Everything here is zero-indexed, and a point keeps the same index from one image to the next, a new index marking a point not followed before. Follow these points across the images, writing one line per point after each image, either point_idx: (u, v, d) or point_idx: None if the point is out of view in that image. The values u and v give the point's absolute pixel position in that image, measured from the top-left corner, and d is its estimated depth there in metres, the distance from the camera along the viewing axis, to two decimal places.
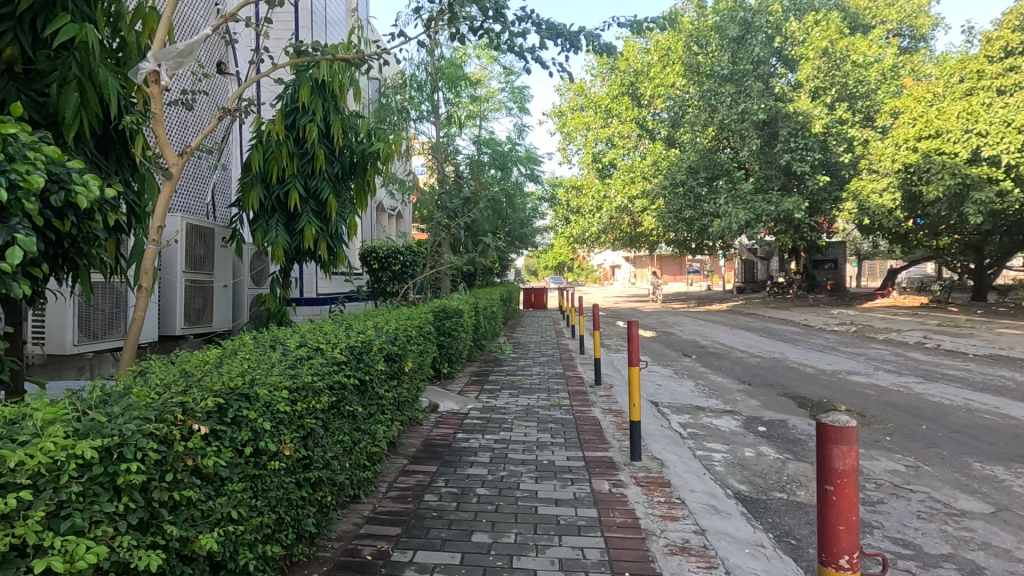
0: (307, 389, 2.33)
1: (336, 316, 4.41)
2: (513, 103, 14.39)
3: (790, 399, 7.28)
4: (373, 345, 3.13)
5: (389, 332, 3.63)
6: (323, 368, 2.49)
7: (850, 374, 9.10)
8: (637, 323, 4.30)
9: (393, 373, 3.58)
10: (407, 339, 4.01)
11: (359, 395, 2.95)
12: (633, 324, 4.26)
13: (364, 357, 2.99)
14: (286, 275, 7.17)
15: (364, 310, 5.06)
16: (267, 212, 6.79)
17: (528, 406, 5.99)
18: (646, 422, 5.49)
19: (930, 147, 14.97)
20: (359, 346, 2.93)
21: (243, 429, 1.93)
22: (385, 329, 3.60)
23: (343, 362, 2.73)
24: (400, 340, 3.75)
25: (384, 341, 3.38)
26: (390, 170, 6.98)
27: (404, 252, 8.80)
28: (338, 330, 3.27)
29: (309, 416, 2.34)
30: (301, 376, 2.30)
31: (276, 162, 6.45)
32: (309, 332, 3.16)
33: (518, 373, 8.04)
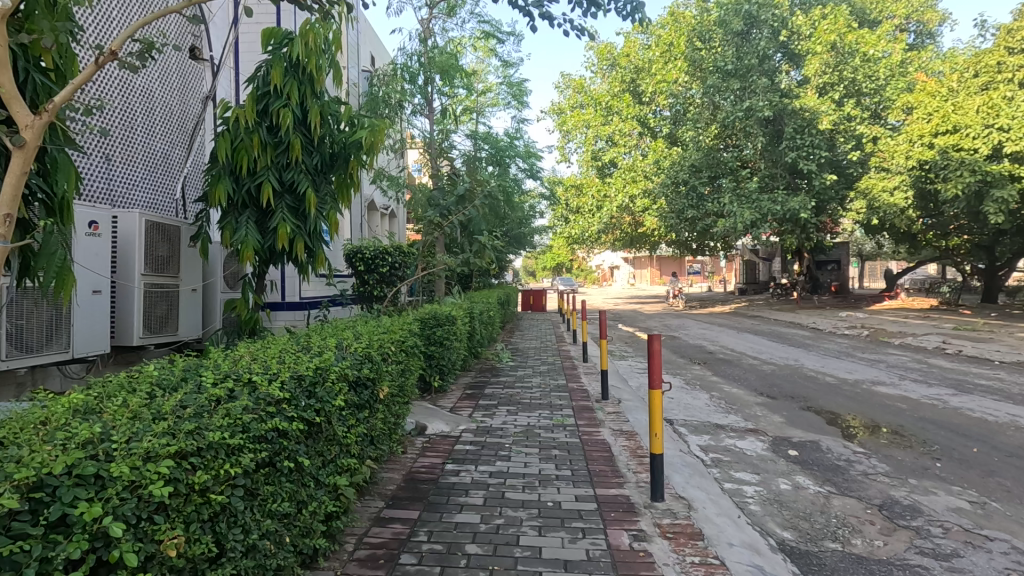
0: (214, 450, 1.76)
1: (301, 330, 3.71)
2: (512, 97, 13.70)
3: (817, 415, 6.60)
4: (331, 371, 2.47)
5: (358, 349, 2.95)
6: (245, 418, 1.89)
7: (875, 384, 8.43)
8: (660, 336, 3.62)
9: (363, 403, 2.92)
10: (383, 357, 3.34)
11: (311, 440, 2.31)
12: (655, 338, 3.59)
13: (317, 392, 2.33)
14: (260, 279, 6.47)
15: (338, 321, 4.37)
16: (237, 208, 6.08)
17: (528, 427, 5.29)
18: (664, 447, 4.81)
19: (948, 143, 14.30)
20: (309, 377, 2.29)
21: (72, 541, 1.41)
22: (351, 346, 2.92)
23: (284, 401, 2.11)
24: (372, 359, 3.07)
25: (350, 364, 2.70)
26: (374, 162, 6.27)
27: (394, 253, 8.09)
28: (290, 352, 2.63)
29: (219, 487, 1.76)
30: (201, 435, 1.73)
31: (246, 152, 5.79)
32: (254, 354, 2.53)
33: (517, 385, 7.36)
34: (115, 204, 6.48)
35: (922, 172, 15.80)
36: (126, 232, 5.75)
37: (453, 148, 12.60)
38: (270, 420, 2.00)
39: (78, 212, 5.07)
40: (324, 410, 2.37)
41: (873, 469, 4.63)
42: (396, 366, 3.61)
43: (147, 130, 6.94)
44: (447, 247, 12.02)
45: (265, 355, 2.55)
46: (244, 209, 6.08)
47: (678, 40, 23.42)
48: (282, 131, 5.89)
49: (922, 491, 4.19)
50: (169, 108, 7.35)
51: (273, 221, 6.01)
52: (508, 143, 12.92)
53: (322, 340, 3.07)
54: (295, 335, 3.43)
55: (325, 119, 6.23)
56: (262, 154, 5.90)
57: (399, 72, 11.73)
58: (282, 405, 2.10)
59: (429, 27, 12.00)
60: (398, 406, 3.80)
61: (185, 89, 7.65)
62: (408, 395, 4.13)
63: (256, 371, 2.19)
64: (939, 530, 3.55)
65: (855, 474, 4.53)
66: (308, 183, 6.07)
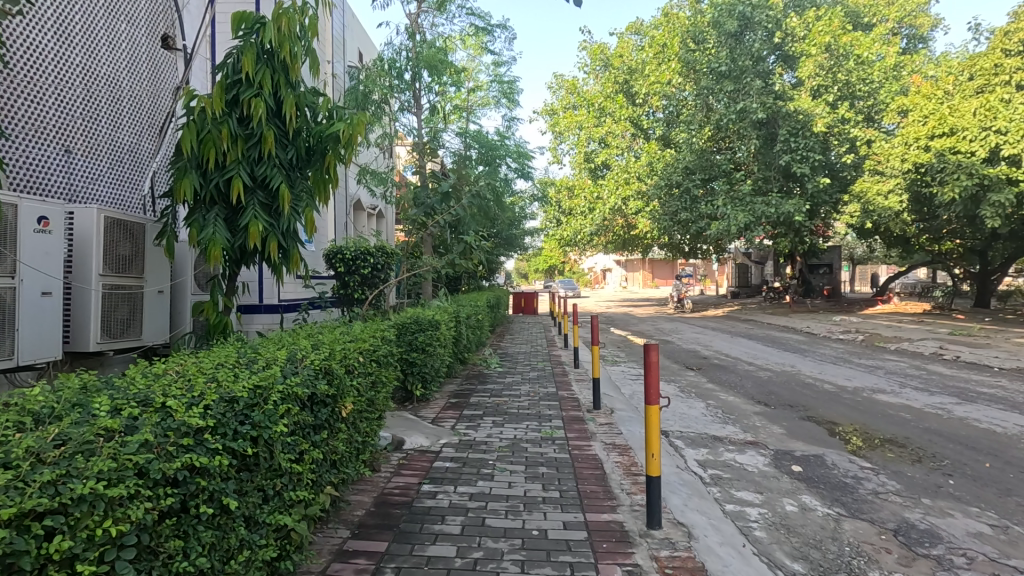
0: (90, 502, 1.48)
1: (259, 340, 3.37)
2: (502, 96, 13.35)
3: (819, 425, 6.28)
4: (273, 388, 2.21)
5: (314, 362, 2.66)
6: (140, 457, 1.62)
7: (876, 392, 8.14)
8: (656, 346, 3.29)
9: (319, 423, 2.63)
10: (347, 368, 3.02)
11: (243, 475, 2.04)
12: (652, 346, 3.27)
13: (253, 414, 2.07)
14: (230, 281, 6.06)
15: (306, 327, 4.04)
16: (204, 205, 5.67)
17: (514, 441, 4.93)
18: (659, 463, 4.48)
19: (944, 146, 14.11)
20: (241, 400, 2.04)
21: None
22: (305, 359, 2.63)
23: (203, 429, 1.85)
24: (333, 372, 2.79)
25: (299, 380, 2.42)
26: (353, 157, 5.92)
27: (376, 254, 7.73)
28: (231, 368, 2.34)
29: (91, 552, 1.47)
30: (70, 485, 1.46)
31: (214, 144, 5.38)
32: (185, 369, 2.27)
33: (504, 393, 7.01)
34: (75, 199, 6.08)
35: (918, 175, 15.63)
36: (82, 229, 5.35)
37: (441, 147, 12.25)
38: (178, 456, 1.74)
39: (23, 208, 4.64)
40: (261, 438, 2.10)
41: (884, 488, 4.33)
42: (364, 375, 3.31)
43: (113, 120, 6.54)
44: (435, 247, 11.65)
45: (199, 370, 2.28)
46: (211, 206, 5.66)
47: (671, 41, 23.19)
48: (253, 122, 5.50)
49: (939, 513, 3.88)
50: (138, 99, 6.96)
51: (244, 218, 5.61)
52: (499, 143, 12.53)
53: (278, 350, 2.80)
54: (249, 346, 3.12)
55: (300, 111, 5.88)
56: (232, 146, 5.52)
57: (386, 66, 11.35)
58: (203, 435, 1.85)
59: (418, 22, 11.66)
60: (367, 420, 3.47)
61: (156, 79, 7.27)
62: (379, 409, 3.78)
63: (171, 396, 1.93)
64: (964, 560, 3.22)
65: (865, 494, 4.21)
66: (282, 178, 5.69)
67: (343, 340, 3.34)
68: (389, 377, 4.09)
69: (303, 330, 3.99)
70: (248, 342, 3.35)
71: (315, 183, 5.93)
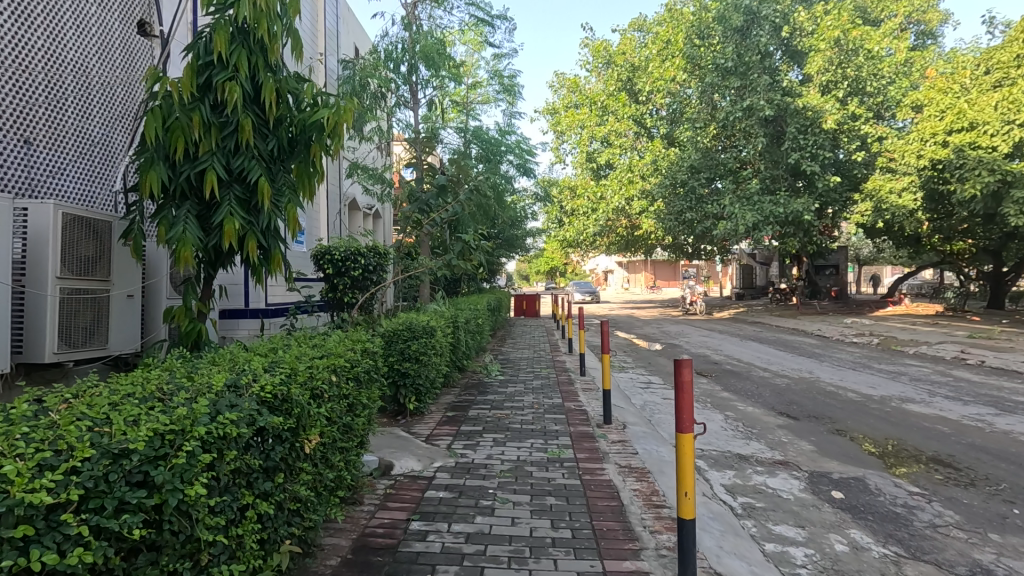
0: None
1: (207, 359, 2.88)
2: (503, 93, 12.80)
3: (852, 441, 5.72)
4: (193, 433, 1.82)
5: (264, 391, 2.22)
6: None
7: (905, 402, 7.57)
8: (688, 362, 2.72)
9: (271, 466, 2.22)
10: (314, 393, 2.59)
11: (136, 560, 1.69)
12: (685, 363, 2.72)
13: (152, 474, 1.71)
14: (206, 285, 5.52)
15: (278, 338, 3.57)
16: (175, 200, 5.12)
17: (517, 464, 4.37)
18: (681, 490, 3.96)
19: (964, 141, 13.55)
20: (131, 462, 1.68)
21: None
22: (252, 386, 2.21)
23: (67, 502, 1.51)
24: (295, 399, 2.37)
25: (236, 417, 2.01)
26: (339, 147, 5.39)
27: (368, 254, 7.17)
28: (138, 404, 1.94)
29: None
30: None
31: (183, 132, 4.84)
32: (71, 408, 1.88)
33: (506, 405, 6.48)
34: (33, 194, 5.53)
35: (934, 171, 15.07)
36: (37, 227, 4.82)
37: (439, 143, 11.72)
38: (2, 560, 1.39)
39: None
40: (162, 506, 1.73)
41: (942, 520, 3.79)
42: (336, 396, 2.84)
43: (81, 111, 6.03)
44: (434, 248, 11.10)
45: (90, 407, 1.91)
46: (182, 202, 5.11)
47: (676, 37, 22.66)
48: (228, 108, 4.97)
49: (1014, 553, 3.33)
50: (110, 88, 6.43)
51: (218, 215, 5.06)
52: (499, 139, 11.97)
53: (223, 374, 2.37)
54: (193, 367, 2.63)
55: (282, 98, 5.35)
56: (204, 136, 4.98)
57: (381, 58, 10.83)
58: (61, 515, 1.51)
59: (415, 13, 11.13)
60: (344, 449, 2.97)
61: (133, 68, 6.75)
62: (360, 434, 3.25)
63: (17, 455, 1.54)
64: None
65: (922, 528, 3.66)
66: (261, 171, 5.16)
67: (309, 356, 2.85)
68: (374, 394, 3.57)
69: (273, 342, 3.49)
70: (194, 363, 2.86)
71: (299, 177, 5.41)
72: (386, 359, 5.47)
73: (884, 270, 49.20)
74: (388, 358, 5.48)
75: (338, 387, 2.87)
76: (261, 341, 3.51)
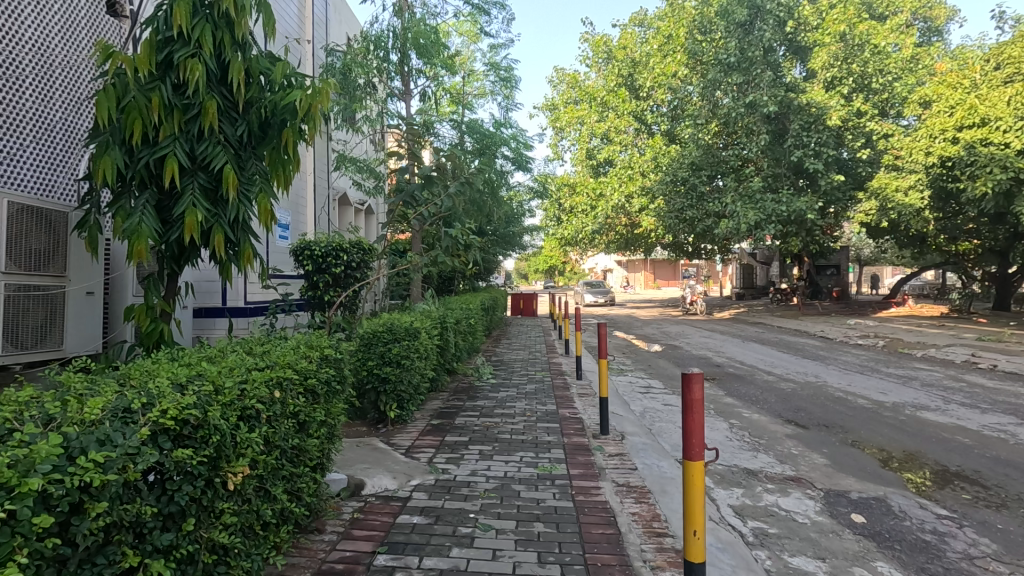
0: None
1: (129, 366, 2.48)
2: (500, 85, 12.34)
3: (868, 455, 5.29)
4: (24, 490, 1.47)
5: (167, 416, 1.89)
6: None
7: (920, 409, 7.16)
8: (699, 377, 2.30)
9: (164, 514, 1.90)
10: (241, 414, 2.24)
11: None
12: (696, 377, 2.30)
13: None
14: (170, 282, 5.11)
15: (230, 343, 3.17)
16: (132, 189, 4.69)
17: (503, 482, 3.94)
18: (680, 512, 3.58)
19: (975, 137, 13.11)
20: None
21: None
22: (151, 412, 1.88)
23: None
24: (216, 422, 2.04)
25: (99, 459, 1.66)
26: (314, 133, 5.00)
27: (352, 250, 6.74)
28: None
29: None
30: None
31: (139, 114, 4.41)
32: None
33: (496, 411, 6.06)
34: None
35: (943, 169, 14.67)
36: None
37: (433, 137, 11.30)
38: None
39: None
40: None
41: (978, 551, 3.37)
42: (279, 416, 2.49)
43: (45, 92, 5.11)
44: (427, 245, 10.66)
45: None
46: (141, 190, 4.66)
47: (678, 31, 22.23)
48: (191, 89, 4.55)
49: None
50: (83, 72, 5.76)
51: (180, 206, 4.65)
52: (495, 132, 11.54)
53: (118, 394, 2.00)
54: (96, 380, 2.21)
55: (252, 79, 4.94)
56: (165, 119, 4.56)
57: (370, 44, 10.34)
58: None
59: None
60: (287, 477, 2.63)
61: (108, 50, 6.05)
62: (317, 453, 2.90)
63: None
64: None
65: (957, 561, 3.24)
66: (227, 159, 4.76)
67: (245, 367, 2.47)
68: (337, 406, 3.16)
69: (218, 349, 3.05)
70: (105, 373, 2.41)
71: (272, 166, 5.02)
72: (365, 363, 5.11)
73: (883, 271, 48.96)
74: (366, 362, 5.13)
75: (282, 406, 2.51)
76: (203, 348, 3.05)
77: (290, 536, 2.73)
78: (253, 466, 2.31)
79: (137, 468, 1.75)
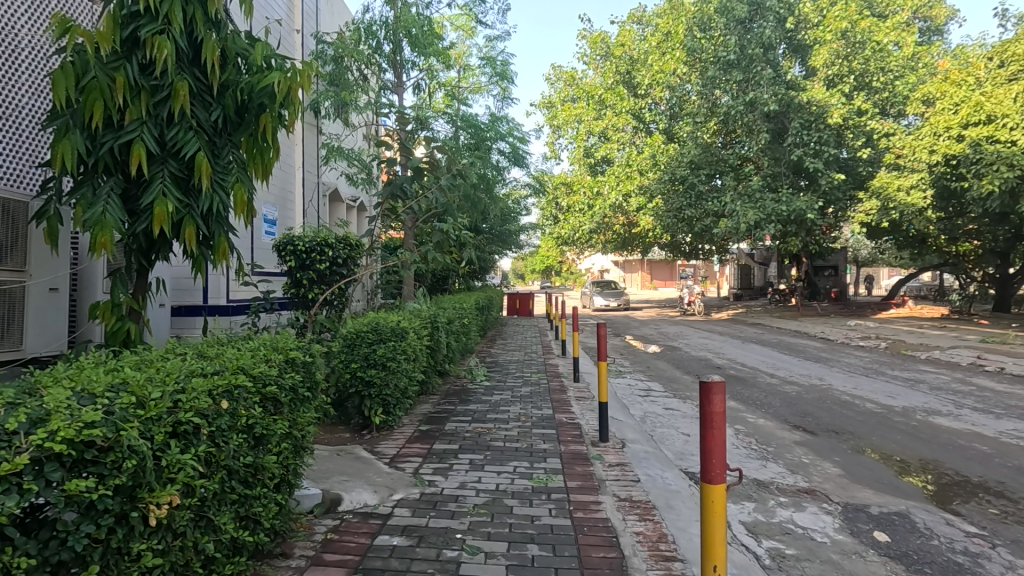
0: None
1: (53, 373, 2.16)
2: (496, 79, 12.01)
3: (884, 464, 4.99)
4: None
5: (57, 438, 1.62)
6: None
7: (932, 414, 6.87)
8: (720, 387, 1.97)
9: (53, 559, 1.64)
10: (170, 430, 1.96)
11: None
12: (718, 384, 1.96)
13: None
14: (140, 278, 4.76)
15: (187, 346, 2.85)
16: (95, 177, 4.33)
17: (495, 496, 3.61)
18: (686, 530, 3.27)
19: (980, 134, 12.87)
20: None
21: None
22: (36, 433, 1.61)
23: None
24: (127, 447, 1.77)
25: None
26: (294, 118, 4.67)
27: (338, 245, 6.40)
28: None
29: None
30: None
31: (102, 94, 4.05)
32: None
33: (490, 416, 5.73)
34: None
35: (946, 168, 14.42)
36: None
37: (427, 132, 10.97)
38: None
39: None
40: None
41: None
42: (225, 433, 2.19)
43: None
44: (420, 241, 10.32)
45: None
46: (105, 177, 4.30)
47: (677, 28, 21.93)
48: (159, 69, 4.21)
49: None
50: None
51: (148, 195, 4.29)
52: (490, 126, 11.21)
53: (9, 410, 1.71)
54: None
55: (227, 59, 4.60)
56: (130, 101, 4.22)
57: (361, 33, 10.00)
58: None
59: None
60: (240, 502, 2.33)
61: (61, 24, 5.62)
62: (280, 472, 2.59)
63: None
64: None
65: None
66: (199, 145, 4.42)
67: (185, 374, 2.18)
68: (306, 415, 2.84)
69: (166, 353, 2.69)
70: (18, 381, 2.08)
71: (249, 154, 4.69)
72: (349, 365, 4.79)
73: (881, 271, 48.88)
74: (350, 365, 4.81)
75: (230, 423, 2.21)
76: (150, 350, 2.71)
77: (249, 564, 2.44)
78: (188, 493, 2.02)
79: (1, 510, 1.49)
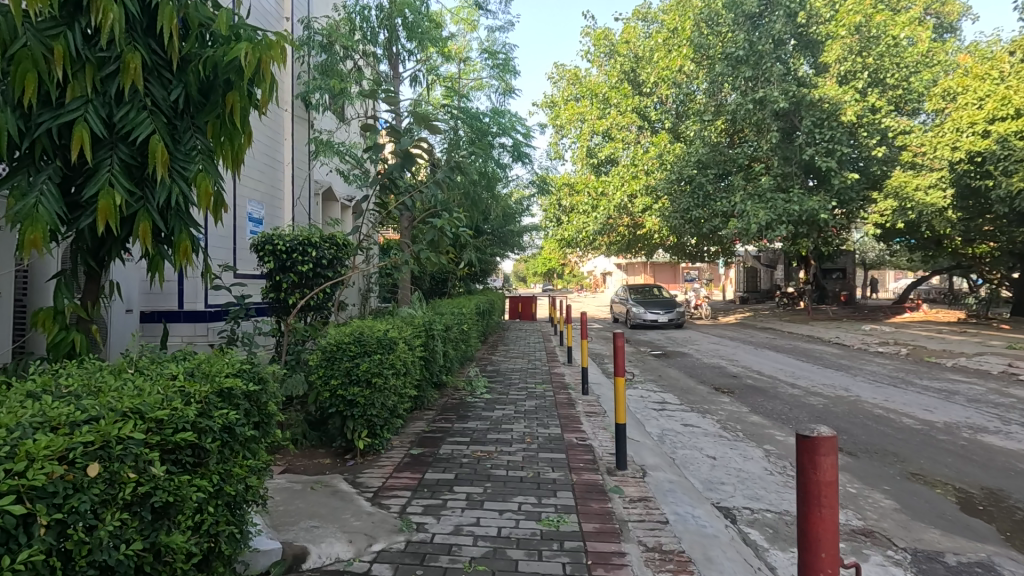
0: None
1: None
2: (498, 74, 11.38)
3: (943, 495, 4.35)
4: None
5: None
6: None
7: (978, 431, 6.25)
8: (830, 460, 1.77)
9: None
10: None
11: None
12: (828, 442, 1.76)
13: None
14: (88, 282, 4.15)
15: (86, 376, 2.25)
16: (31, 163, 3.71)
17: (496, 546, 2.98)
18: None
19: (1008, 130, 12.24)
20: None
21: None
22: None
23: None
24: None
25: None
26: (265, 97, 4.08)
27: (323, 245, 5.75)
28: None
29: None
30: None
31: (36, 64, 3.45)
32: None
33: (490, 437, 5.09)
34: None
35: (969, 166, 13.84)
36: None
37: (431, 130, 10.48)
38: None
39: None
40: None
41: None
42: (86, 523, 1.64)
43: None
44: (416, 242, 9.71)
45: None
46: (41, 164, 3.68)
47: (683, 24, 21.30)
48: (104, 37, 3.62)
49: None
50: None
51: (92, 186, 3.68)
52: (490, 120, 10.56)
53: None
54: None
55: (189, 29, 4.01)
56: (72, 75, 3.63)
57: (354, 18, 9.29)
58: None
59: None
60: None
61: None
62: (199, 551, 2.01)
63: None
64: None
65: None
66: (154, 128, 3.82)
67: (21, 433, 1.62)
68: (242, 460, 2.23)
69: (44, 389, 2.07)
70: None
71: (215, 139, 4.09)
72: (328, 382, 4.18)
73: (886, 275, 48.07)
74: (329, 382, 4.20)
75: (97, 505, 1.66)
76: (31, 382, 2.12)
77: None
78: None
79: None
